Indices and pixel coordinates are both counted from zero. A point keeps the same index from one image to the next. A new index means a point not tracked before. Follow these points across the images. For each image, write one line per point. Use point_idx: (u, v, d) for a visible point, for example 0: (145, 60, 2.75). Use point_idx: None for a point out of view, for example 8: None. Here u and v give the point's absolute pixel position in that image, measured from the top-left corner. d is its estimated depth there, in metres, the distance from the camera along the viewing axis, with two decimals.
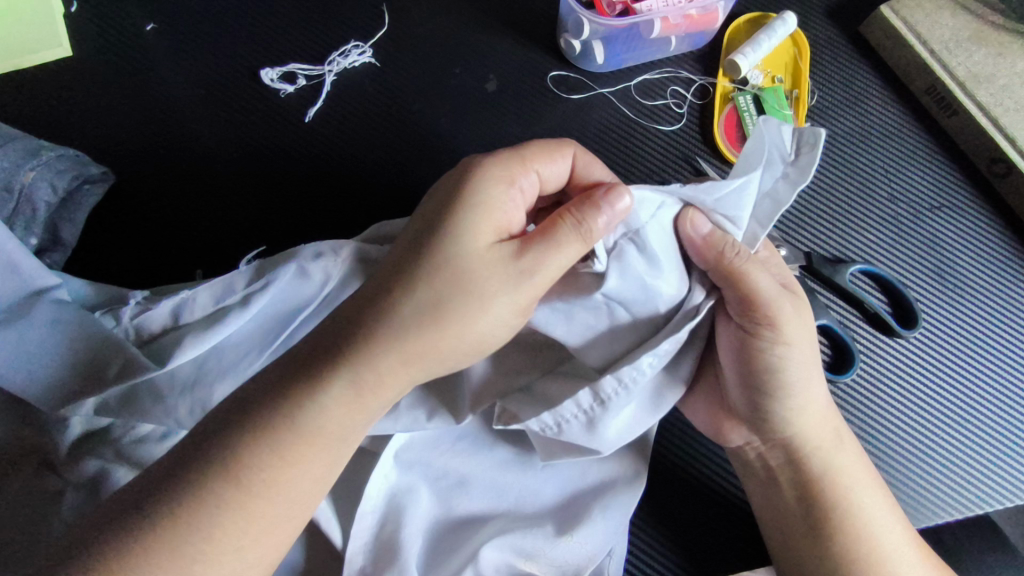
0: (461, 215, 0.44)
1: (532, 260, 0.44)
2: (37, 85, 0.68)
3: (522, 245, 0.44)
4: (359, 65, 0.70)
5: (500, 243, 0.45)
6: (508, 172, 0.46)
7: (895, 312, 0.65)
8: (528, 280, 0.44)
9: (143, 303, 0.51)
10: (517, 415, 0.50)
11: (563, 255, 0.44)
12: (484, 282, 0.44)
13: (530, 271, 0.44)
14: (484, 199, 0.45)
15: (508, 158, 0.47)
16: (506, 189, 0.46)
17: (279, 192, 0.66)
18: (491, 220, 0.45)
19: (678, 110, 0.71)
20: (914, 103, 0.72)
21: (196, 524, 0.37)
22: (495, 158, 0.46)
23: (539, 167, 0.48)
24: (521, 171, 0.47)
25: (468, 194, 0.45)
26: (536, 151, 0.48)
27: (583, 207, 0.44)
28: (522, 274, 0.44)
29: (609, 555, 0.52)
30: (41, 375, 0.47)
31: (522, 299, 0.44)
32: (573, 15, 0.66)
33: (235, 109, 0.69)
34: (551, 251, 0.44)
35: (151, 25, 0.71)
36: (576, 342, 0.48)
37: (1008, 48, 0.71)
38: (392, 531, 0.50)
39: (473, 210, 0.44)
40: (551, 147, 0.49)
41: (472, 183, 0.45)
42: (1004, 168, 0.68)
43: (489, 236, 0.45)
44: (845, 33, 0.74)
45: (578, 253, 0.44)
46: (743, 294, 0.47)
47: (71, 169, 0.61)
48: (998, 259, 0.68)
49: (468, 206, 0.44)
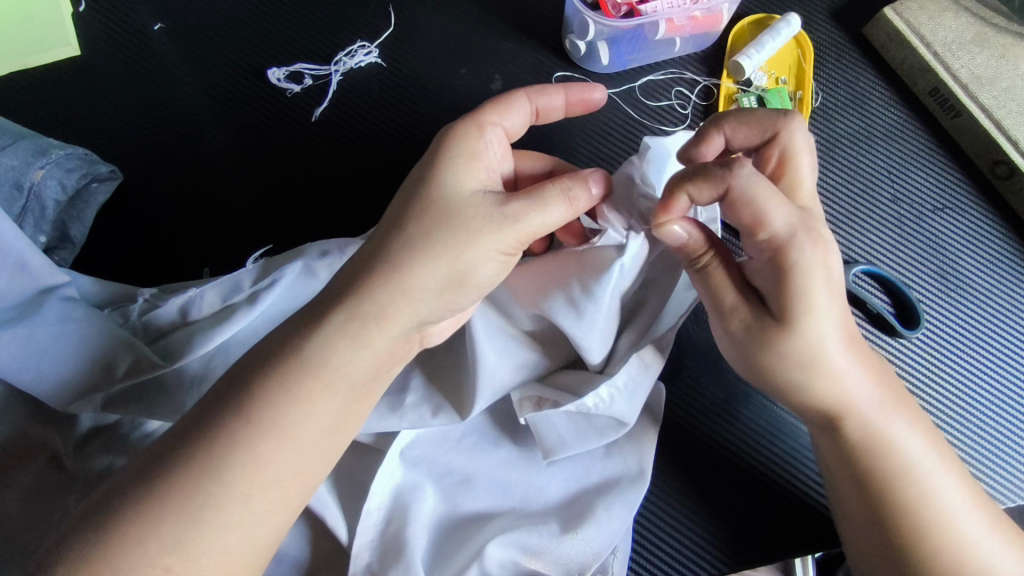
0: (443, 171, 0.44)
1: (517, 206, 0.43)
2: (45, 84, 0.68)
3: (507, 197, 0.44)
4: (365, 65, 0.71)
5: (484, 194, 0.44)
6: (473, 127, 0.46)
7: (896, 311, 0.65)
8: (512, 225, 0.43)
9: (151, 300, 0.53)
10: (555, 401, 0.51)
11: (548, 215, 0.44)
12: (469, 228, 0.43)
13: (513, 217, 0.43)
14: (462, 153, 0.45)
15: (472, 123, 0.47)
16: (482, 151, 0.46)
17: (287, 192, 0.67)
18: (469, 174, 0.45)
19: (682, 110, 0.71)
20: (918, 105, 0.73)
21: (202, 519, 0.36)
22: (460, 126, 0.47)
23: (501, 120, 0.48)
24: (487, 126, 0.47)
25: (447, 152, 0.45)
26: (491, 109, 0.48)
27: (572, 179, 0.46)
28: (505, 219, 0.43)
29: (614, 553, 0.53)
30: (50, 372, 0.47)
31: (506, 243, 0.43)
32: (579, 16, 0.67)
33: (240, 106, 0.69)
34: (539, 201, 0.44)
35: (159, 25, 0.71)
36: (595, 343, 0.49)
37: (1010, 51, 0.72)
38: (398, 528, 0.50)
39: (451, 170, 0.44)
40: (505, 95, 0.49)
41: (446, 143, 0.45)
42: (1006, 169, 0.69)
43: (473, 187, 0.44)
44: (848, 36, 0.75)
45: (563, 214, 0.44)
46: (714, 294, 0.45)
47: (80, 167, 0.61)
48: (1000, 261, 0.69)
49: (447, 161, 0.45)
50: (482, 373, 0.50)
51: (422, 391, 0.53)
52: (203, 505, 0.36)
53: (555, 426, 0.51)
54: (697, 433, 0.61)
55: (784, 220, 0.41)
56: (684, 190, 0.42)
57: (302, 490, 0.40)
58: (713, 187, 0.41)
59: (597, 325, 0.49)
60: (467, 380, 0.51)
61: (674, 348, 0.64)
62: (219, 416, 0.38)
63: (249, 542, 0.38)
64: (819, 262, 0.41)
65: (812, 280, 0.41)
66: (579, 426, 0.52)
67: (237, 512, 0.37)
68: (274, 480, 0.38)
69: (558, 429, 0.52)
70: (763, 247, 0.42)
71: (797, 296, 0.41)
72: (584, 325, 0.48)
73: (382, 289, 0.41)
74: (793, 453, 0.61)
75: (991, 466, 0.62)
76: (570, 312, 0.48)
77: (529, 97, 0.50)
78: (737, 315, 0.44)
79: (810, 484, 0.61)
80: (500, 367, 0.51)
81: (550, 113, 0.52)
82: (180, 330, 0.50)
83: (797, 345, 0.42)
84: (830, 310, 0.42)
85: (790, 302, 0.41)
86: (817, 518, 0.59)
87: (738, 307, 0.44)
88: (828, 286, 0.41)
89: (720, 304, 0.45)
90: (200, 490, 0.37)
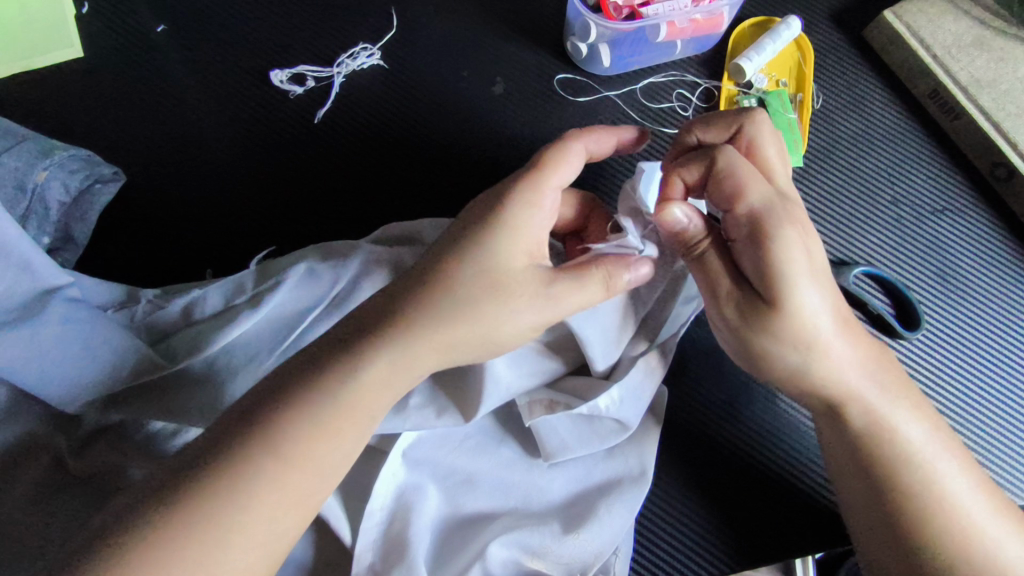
0: (497, 238, 0.45)
1: (563, 287, 0.45)
2: (48, 86, 0.68)
3: (556, 273, 0.46)
4: (367, 67, 0.71)
5: (534, 267, 0.46)
6: (534, 194, 0.45)
7: (897, 313, 0.66)
8: (552, 306, 0.45)
9: (155, 301, 0.53)
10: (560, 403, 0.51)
11: (590, 298, 0.46)
12: (512, 298, 0.44)
13: (556, 300, 0.45)
14: (518, 223, 0.45)
15: (536, 182, 0.46)
16: (540, 216, 0.46)
17: (289, 194, 0.67)
18: (522, 245, 0.46)
19: (683, 113, 0.71)
20: (918, 108, 0.73)
21: (222, 519, 0.37)
22: (525, 184, 0.46)
23: (561, 177, 0.47)
24: (550, 188, 0.46)
25: (504, 220, 0.45)
26: (556, 163, 0.46)
27: (615, 260, 0.47)
28: (548, 300, 0.45)
29: (615, 553, 0.53)
30: (53, 374, 0.46)
31: (540, 321, 0.45)
32: (580, 19, 0.67)
33: (243, 108, 0.69)
34: (585, 281, 0.45)
35: (162, 27, 0.71)
36: (601, 348, 0.51)
37: (1010, 53, 0.71)
38: (401, 528, 0.50)
39: (504, 238, 0.45)
40: (566, 147, 0.47)
41: (503, 209, 0.45)
42: (1005, 172, 0.69)
43: (523, 258, 0.46)
44: (849, 39, 0.75)
45: (601, 299, 0.46)
46: (710, 281, 0.46)
47: (83, 168, 0.62)
48: (1001, 264, 0.69)
49: (503, 229, 0.45)
50: (489, 376, 0.50)
51: (426, 391, 0.52)
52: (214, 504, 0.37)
53: (559, 431, 0.52)
54: (699, 433, 0.62)
55: (759, 196, 0.44)
56: (676, 173, 0.48)
57: (310, 493, 0.39)
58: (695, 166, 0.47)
59: (601, 330, 0.51)
60: (471, 382, 0.51)
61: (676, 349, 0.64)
62: (246, 425, 0.39)
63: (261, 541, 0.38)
64: (794, 233, 0.43)
65: (786, 251, 0.42)
66: (579, 429, 0.52)
67: (251, 511, 0.37)
68: (288, 480, 0.38)
69: (561, 434, 0.52)
70: (742, 224, 0.44)
71: (773, 266, 0.42)
72: (596, 330, 0.51)
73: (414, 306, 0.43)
74: (794, 453, 0.62)
75: (992, 465, 0.62)
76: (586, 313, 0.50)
77: (586, 141, 0.49)
78: (729, 295, 0.45)
79: (812, 485, 0.61)
80: (506, 368, 0.52)
81: (597, 154, 0.51)
82: (183, 331, 0.51)
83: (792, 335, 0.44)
84: (812, 289, 0.43)
85: (767, 272, 0.43)
86: (819, 517, 0.60)
87: (729, 293, 0.45)
88: (806, 260, 0.43)
89: (716, 284, 0.46)
90: (210, 491, 0.37)
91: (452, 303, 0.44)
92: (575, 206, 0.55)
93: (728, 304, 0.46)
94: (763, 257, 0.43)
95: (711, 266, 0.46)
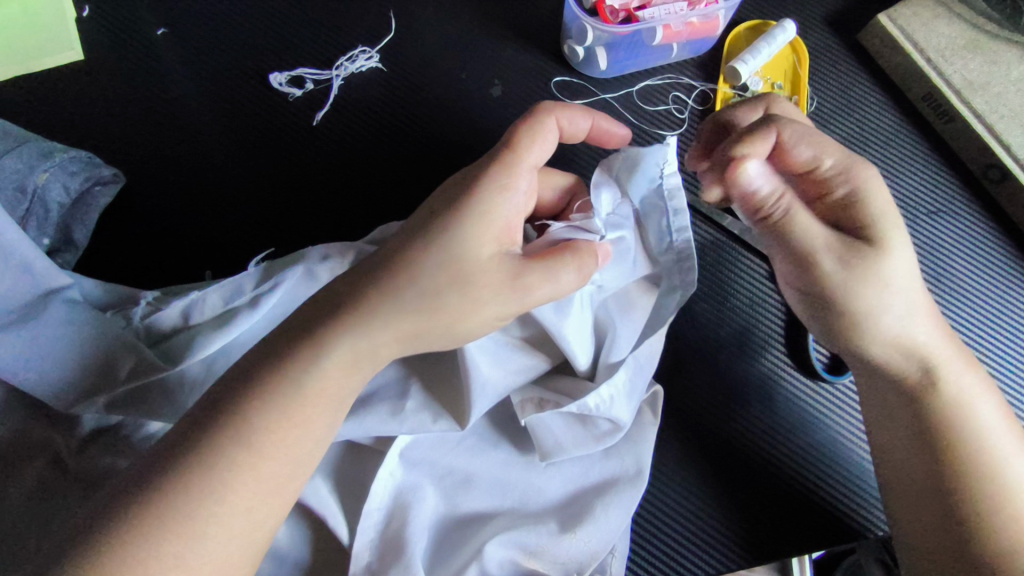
0: (467, 226, 0.44)
1: (532, 277, 0.45)
2: (48, 88, 0.69)
3: (527, 261, 0.46)
4: (366, 69, 0.71)
5: (504, 254, 0.46)
6: (503, 178, 0.46)
7: None
8: (522, 296, 0.45)
9: (154, 303, 0.53)
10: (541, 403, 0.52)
11: (558, 287, 0.46)
12: (481, 289, 0.44)
13: (525, 290, 0.45)
14: (490, 209, 0.45)
15: (509, 163, 0.47)
16: (513, 198, 0.46)
17: (286, 195, 0.67)
18: (492, 230, 0.45)
19: (679, 115, 0.72)
20: (912, 110, 0.74)
21: (202, 514, 0.38)
22: (498, 165, 0.46)
23: (531, 159, 0.48)
24: (520, 171, 0.47)
25: (472, 205, 0.45)
26: (529, 145, 0.48)
27: (582, 249, 0.47)
28: (518, 291, 0.45)
29: (612, 553, 0.54)
30: (52, 374, 0.47)
31: (511, 310, 0.46)
32: (577, 22, 0.68)
33: (242, 110, 0.70)
34: (556, 271, 0.46)
35: (162, 30, 0.72)
36: (573, 346, 0.51)
37: (1003, 56, 0.72)
38: (398, 527, 0.50)
39: (477, 222, 0.45)
40: (537, 128, 0.48)
41: (472, 193, 0.45)
42: (999, 173, 0.70)
43: (492, 246, 0.45)
44: (844, 43, 0.76)
45: (572, 288, 0.46)
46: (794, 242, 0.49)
47: (84, 170, 0.62)
48: (994, 263, 0.69)
49: (473, 215, 0.45)
50: (476, 381, 0.50)
51: (422, 395, 0.52)
52: (211, 499, 0.38)
53: (553, 431, 0.52)
54: (695, 432, 0.62)
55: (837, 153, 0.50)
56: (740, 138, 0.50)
57: (285, 481, 0.41)
58: (765, 135, 0.50)
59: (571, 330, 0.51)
60: (462, 389, 0.51)
61: (669, 347, 0.65)
62: (218, 414, 0.40)
63: (240, 534, 0.39)
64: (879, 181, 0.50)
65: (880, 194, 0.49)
66: (575, 431, 0.52)
67: (227, 505, 0.39)
68: (259, 472, 0.40)
69: (556, 434, 0.52)
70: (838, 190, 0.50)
71: (872, 210, 0.49)
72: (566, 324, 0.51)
73: (377, 301, 0.43)
74: (789, 452, 0.62)
75: None
76: (555, 310, 0.51)
77: (559, 120, 0.50)
78: (830, 242, 0.49)
79: (807, 483, 0.61)
80: (491, 369, 0.52)
81: (570, 132, 0.52)
82: (183, 333, 0.51)
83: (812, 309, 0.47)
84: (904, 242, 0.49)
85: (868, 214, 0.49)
86: (815, 517, 0.60)
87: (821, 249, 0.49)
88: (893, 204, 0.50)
89: (811, 241, 0.49)
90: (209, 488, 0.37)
91: (425, 296, 0.44)
92: (562, 189, 0.58)
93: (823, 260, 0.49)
94: (858, 207, 0.49)
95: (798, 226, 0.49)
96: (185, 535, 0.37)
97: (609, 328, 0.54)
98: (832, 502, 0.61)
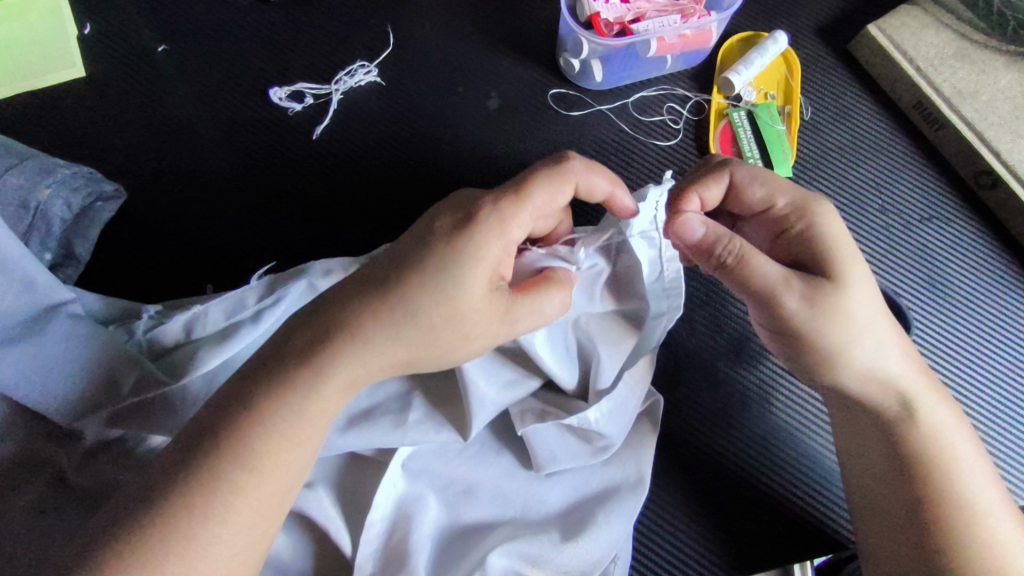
0: (461, 258, 0.44)
1: (521, 312, 0.46)
2: (48, 104, 0.69)
3: (517, 295, 0.47)
4: (365, 84, 0.72)
5: (496, 287, 0.46)
6: (497, 220, 0.45)
7: None
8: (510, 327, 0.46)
9: (156, 317, 0.53)
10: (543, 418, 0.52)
11: (544, 312, 0.47)
12: (473, 321, 0.45)
13: (513, 319, 0.46)
14: (484, 246, 0.45)
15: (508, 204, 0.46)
16: (503, 243, 0.46)
17: (286, 208, 0.68)
18: (485, 266, 0.45)
19: (674, 126, 0.73)
20: (903, 119, 0.75)
21: (204, 535, 0.38)
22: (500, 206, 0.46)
23: (532, 205, 0.47)
24: (517, 207, 0.46)
25: (462, 241, 0.44)
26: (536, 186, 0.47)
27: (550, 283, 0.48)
28: (507, 323, 0.46)
29: (614, 561, 0.53)
30: (54, 391, 0.47)
31: (500, 336, 0.47)
32: (573, 35, 0.69)
33: (240, 126, 0.70)
34: (541, 303, 0.47)
35: (162, 46, 0.72)
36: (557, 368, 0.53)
37: (990, 65, 0.73)
38: (401, 538, 0.51)
39: (471, 253, 0.44)
40: (552, 183, 0.47)
41: (464, 228, 0.45)
42: (989, 179, 0.71)
43: (485, 281, 0.45)
44: (834, 53, 0.77)
45: (555, 313, 0.48)
46: (745, 284, 0.50)
47: (85, 186, 0.63)
48: (988, 269, 0.70)
49: (465, 250, 0.44)
50: (473, 396, 0.51)
51: (424, 408, 0.52)
52: (218, 515, 0.39)
53: (550, 444, 0.52)
54: (694, 438, 0.62)
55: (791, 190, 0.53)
56: (693, 191, 0.54)
57: (289, 496, 0.41)
58: (717, 181, 0.54)
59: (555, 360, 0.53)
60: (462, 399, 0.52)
61: (669, 355, 0.65)
62: (222, 429, 0.40)
63: (246, 548, 0.39)
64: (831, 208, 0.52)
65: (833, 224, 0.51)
66: (570, 444, 0.53)
67: (235, 520, 0.39)
68: (264, 487, 0.40)
69: (551, 447, 0.53)
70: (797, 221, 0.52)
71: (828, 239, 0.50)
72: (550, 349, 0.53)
73: (380, 318, 0.43)
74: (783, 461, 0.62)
75: None
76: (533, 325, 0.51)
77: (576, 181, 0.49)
78: (794, 280, 0.49)
79: (804, 493, 0.62)
80: (488, 384, 0.52)
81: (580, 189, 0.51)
82: (184, 348, 0.51)
83: (846, 298, 0.49)
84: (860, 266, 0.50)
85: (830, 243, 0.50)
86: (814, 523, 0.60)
87: (777, 288, 0.49)
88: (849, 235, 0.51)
89: (772, 282, 0.49)
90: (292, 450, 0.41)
91: (422, 312, 0.44)
92: None
93: (791, 291, 0.49)
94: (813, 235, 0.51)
95: (748, 266, 0.49)
96: (193, 551, 0.38)
97: (594, 356, 0.54)
98: (820, 511, 0.61)
